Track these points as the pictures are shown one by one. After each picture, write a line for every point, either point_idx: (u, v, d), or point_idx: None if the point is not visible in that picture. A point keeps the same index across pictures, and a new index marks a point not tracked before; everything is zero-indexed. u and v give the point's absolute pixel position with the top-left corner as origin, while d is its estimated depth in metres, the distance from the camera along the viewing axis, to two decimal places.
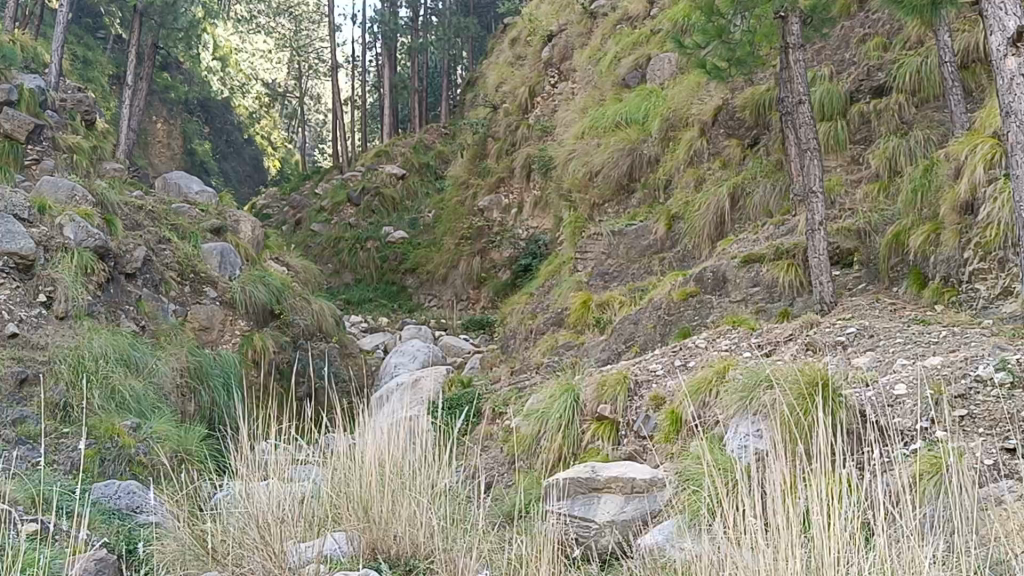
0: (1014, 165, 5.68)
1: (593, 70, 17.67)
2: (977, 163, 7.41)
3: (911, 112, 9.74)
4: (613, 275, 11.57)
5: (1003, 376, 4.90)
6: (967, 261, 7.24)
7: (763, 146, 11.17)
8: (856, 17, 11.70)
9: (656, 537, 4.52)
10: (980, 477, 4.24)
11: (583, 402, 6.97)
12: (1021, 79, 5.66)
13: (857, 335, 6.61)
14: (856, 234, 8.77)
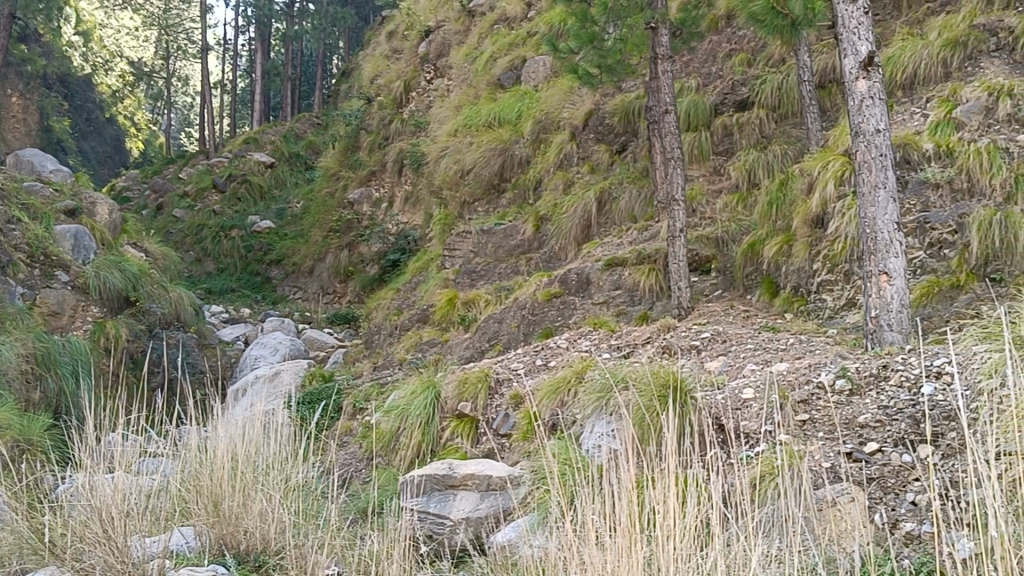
0: (860, 182, 5.96)
1: (469, 68, 17.72)
2: (828, 180, 7.76)
3: (771, 127, 10.13)
4: (480, 273, 11.61)
5: (843, 383, 5.15)
6: (816, 272, 7.57)
7: (630, 153, 11.44)
8: (723, 31, 12.10)
9: (508, 534, 4.59)
10: (817, 479, 4.44)
11: (444, 398, 6.99)
12: (870, 101, 5.95)
13: (710, 340, 6.85)
14: (714, 242, 9.05)
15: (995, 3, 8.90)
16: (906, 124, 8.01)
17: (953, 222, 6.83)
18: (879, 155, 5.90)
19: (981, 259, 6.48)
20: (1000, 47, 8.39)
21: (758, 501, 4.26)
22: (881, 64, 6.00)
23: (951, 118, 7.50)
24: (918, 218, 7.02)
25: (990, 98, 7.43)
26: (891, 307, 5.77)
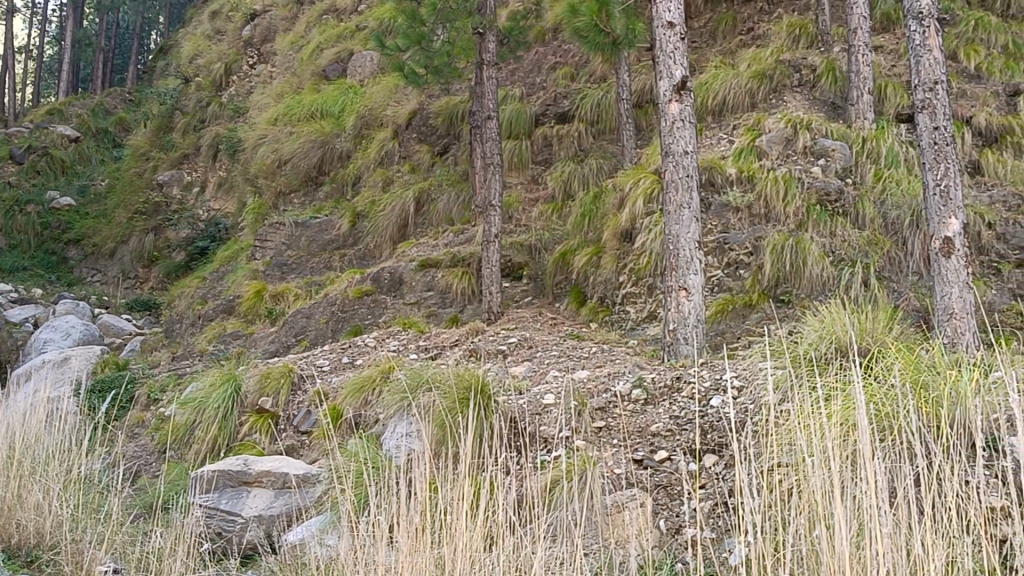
0: (667, 201, 6.19)
1: (294, 57, 17.35)
2: (638, 196, 8.01)
3: (589, 142, 10.40)
4: (291, 267, 11.35)
5: (639, 393, 5.33)
6: (621, 285, 7.81)
7: (451, 156, 11.49)
8: (548, 44, 12.35)
9: (299, 533, 4.51)
10: (608, 485, 4.57)
11: (243, 393, 6.80)
12: (680, 123, 6.18)
13: (517, 345, 6.96)
14: (527, 250, 9.23)
15: (801, 42, 9.77)
16: (713, 149, 8.35)
17: (750, 244, 7.19)
18: (685, 177, 6.15)
19: (771, 280, 6.89)
20: (801, 82, 9.02)
21: (551, 506, 4.35)
22: (692, 89, 6.26)
23: (753, 146, 7.86)
24: (719, 238, 7.34)
25: (789, 130, 7.87)
26: (688, 321, 6.03)
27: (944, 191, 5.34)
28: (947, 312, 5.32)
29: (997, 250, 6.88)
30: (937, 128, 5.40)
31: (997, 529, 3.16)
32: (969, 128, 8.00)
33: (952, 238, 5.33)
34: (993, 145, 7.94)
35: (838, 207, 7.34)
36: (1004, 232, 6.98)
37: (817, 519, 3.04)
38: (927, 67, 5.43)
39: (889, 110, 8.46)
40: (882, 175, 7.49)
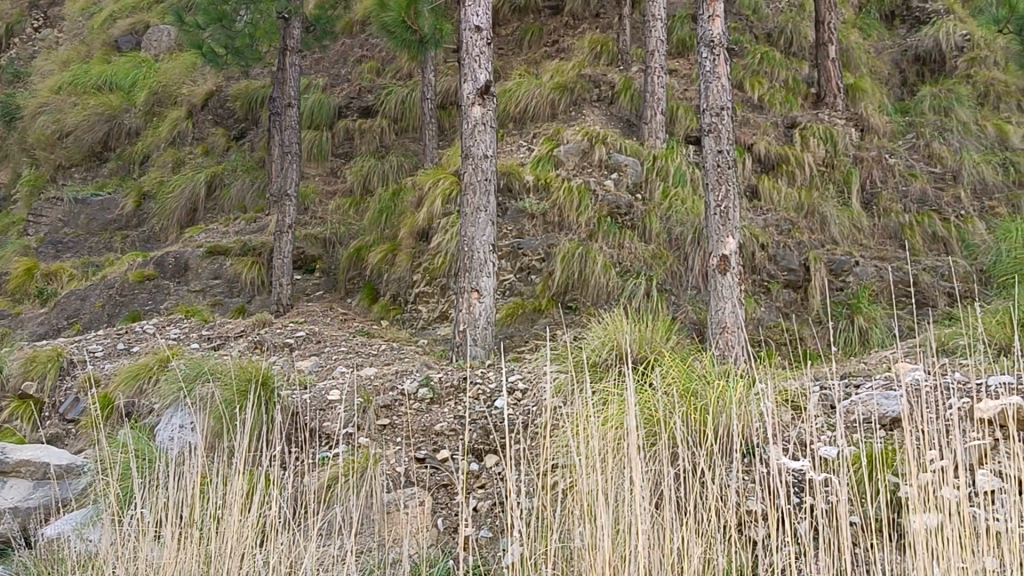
0: (464, 203, 6.23)
1: (83, 24, 16.37)
2: (437, 197, 8.02)
3: (391, 138, 10.34)
4: (68, 245, 10.68)
5: (425, 392, 5.32)
6: (415, 283, 7.79)
7: (248, 141, 11.18)
8: (355, 37, 12.26)
9: (58, 527, 4.22)
10: (388, 482, 4.51)
11: (6, 376, 6.32)
12: (482, 126, 6.22)
13: (305, 339, 6.82)
14: (321, 243, 9.13)
15: (602, 59, 10.09)
16: (512, 155, 8.47)
17: (542, 251, 7.35)
18: (483, 180, 6.21)
19: (560, 287, 7.08)
20: (600, 98, 9.31)
21: (328, 502, 4.28)
22: (495, 95, 6.32)
23: (551, 155, 8.03)
24: (512, 243, 7.45)
25: (586, 143, 8.10)
26: (478, 324, 6.11)
27: (723, 211, 5.65)
28: (720, 326, 5.64)
29: (767, 270, 7.33)
30: (721, 151, 5.69)
31: (750, 530, 3.36)
32: (751, 154, 8.49)
33: (728, 255, 5.64)
34: (770, 172, 8.46)
35: (627, 220, 7.62)
36: (775, 253, 7.44)
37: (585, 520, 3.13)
38: (715, 92, 5.70)
39: (679, 131, 8.86)
40: (670, 193, 7.84)
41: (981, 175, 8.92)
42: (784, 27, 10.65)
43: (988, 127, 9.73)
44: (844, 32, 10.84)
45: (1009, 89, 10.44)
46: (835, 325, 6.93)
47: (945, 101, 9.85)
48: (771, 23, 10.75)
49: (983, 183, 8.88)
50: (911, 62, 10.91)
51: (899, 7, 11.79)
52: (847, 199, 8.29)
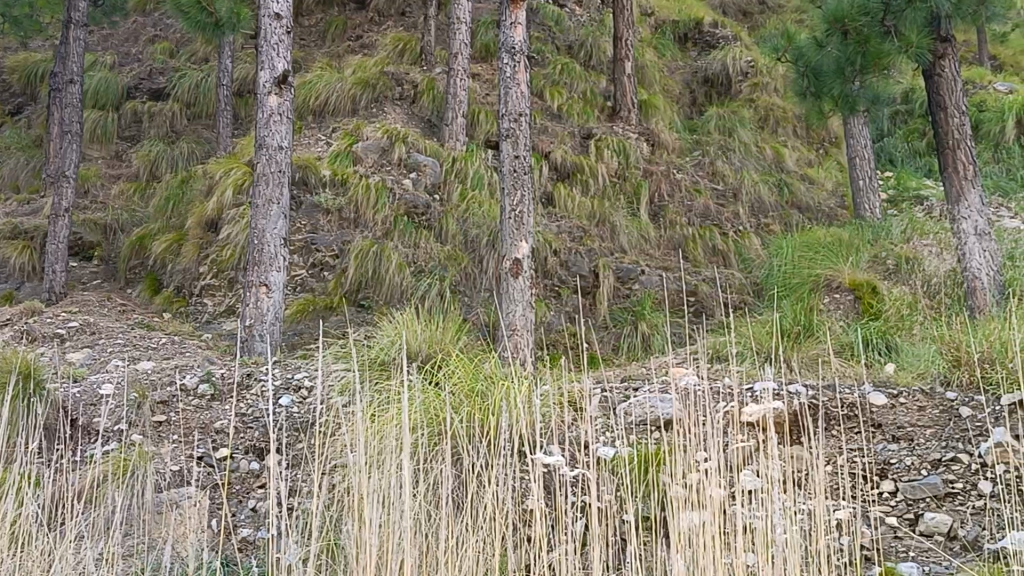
0: (256, 194, 6.03)
1: None
2: (228, 186, 7.75)
3: (183, 124, 9.91)
4: None
5: (206, 388, 5.12)
6: (201, 275, 7.49)
7: (24, 118, 10.46)
8: (149, 16, 11.72)
9: None
10: (162, 482, 4.29)
11: None
12: (278, 117, 6.04)
13: (78, 330, 6.41)
14: (102, 229, 8.65)
15: (405, 58, 10.04)
16: (310, 148, 8.29)
17: (336, 247, 7.23)
18: (277, 172, 6.04)
19: (353, 284, 6.98)
20: (403, 96, 9.28)
21: (94, 504, 4.03)
22: (293, 85, 6.15)
23: (350, 151, 7.94)
24: (306, 238, 7.29)
25: (386, 141, 8.06)
26: (265, 319, 5.93)
27: (517, 216, 5.73)
28: (510, 328, 5.71)
29: (559, 276, 7.49)
30: (518, 157, 5.78)
31: (528, 530, 3.41)
32: (548, 161, 8.66)
33: (520, 259, 5.73)
34: (565, 180, 8.67)
35: (424, 220, 7.62)
36: (566, 259, 7.62)
37: (356, 519, 3.06)
38: (514, 98, 5.78)
39: (479, 135, 8.94)
40: (467, 196, 7.87)
41: (759, 194, 9.43)
42: (585, 41, 10.95)
43: (767, 150, 10.31)
44: (640, 50, 11.25)
45: (787, 115, 11.11)
46: (620, 330, 7.14)
47: (729, 123, 10.38)
48: (572, 36, 11.03)
49: (761, 201, 9.40)
50: (700, 83, 11.43)
51: (692, 30, 12.29)
52: (636, 210, 8.58)
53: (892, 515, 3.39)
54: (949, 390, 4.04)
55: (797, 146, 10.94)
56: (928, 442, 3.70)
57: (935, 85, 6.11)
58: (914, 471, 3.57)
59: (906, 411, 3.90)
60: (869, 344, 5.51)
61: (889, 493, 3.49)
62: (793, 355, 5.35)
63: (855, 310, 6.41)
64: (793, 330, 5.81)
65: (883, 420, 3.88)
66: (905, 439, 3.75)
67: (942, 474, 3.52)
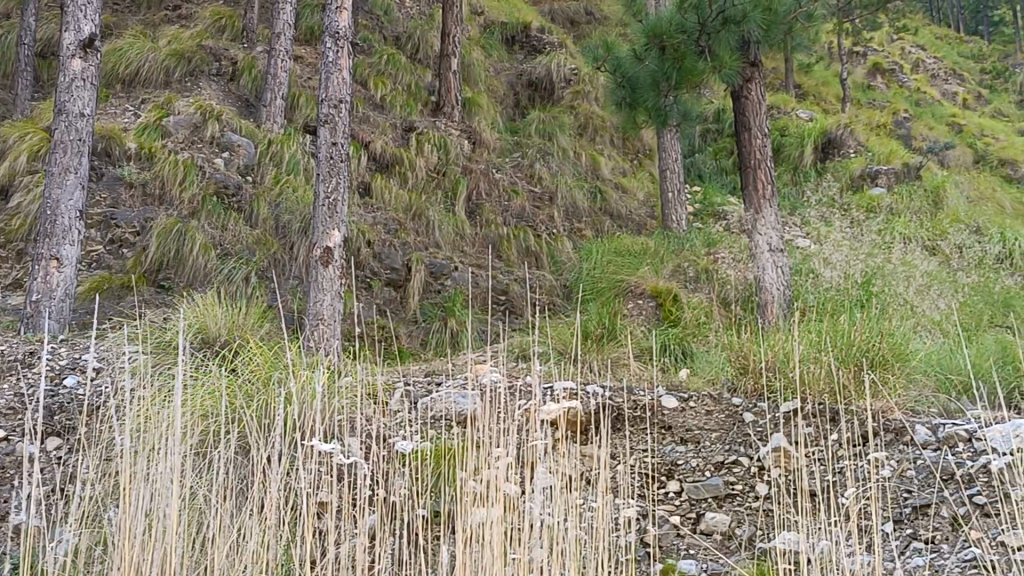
0: (52, 162, 5.67)
1: None
2: (22, 151, 7.25)
3: None
4: None
5: None
6: None
7: None
8: None
9: None
10: None
11: None
12: (80, 81, 5.70)
13: None
14: None
15: (225, 33, 9.71)
16: (115, 118, 7.85)
17: (138, 224, 6.89)
18: (77, 140, 5.70)
19: (154, 264, 6.66)
20: (219, 73, 8.98)
21: None
22: (99, 50, 5.82)
23: (159, 125, 7.61)
24: (105, 212, 6.90)
25: (198, 117, 7.78)
26: (54, 295, 5.56)
27: (331, 204, 5.62)
28: (316, 318, 5.59)
29: (370, 268, 7.40)
30: (335, 144, 5.67)
31: (318, 523, 3.33)
32: (367, 151, 8.56)
33: (331, 248, 5.62)
34: (383, 172, 8.59)
35: (233, 202, 7.36)
36: (379, 251, 7.55)
37: (121, 502, 2.89)
38: (335, 84, 5.67)
39: (298, 119, 8.73)
40: (281, 179, 7.68)
41: (573, 200, 9.62)
42: (412, 33, 10.90)
43: (584, 156, 10.54)
44: (467, 48, 11.30)
45: (604, 125, 11.41)
46: (429, 325, 7.13)
47: (549, 127, 10.54)
48: (399, 27, 10.95)
49: (575, 206, 9.59)
50: (524, 86, 11.58)
51: (519, 34, 12.44)
52: (453, 206, 8.58)
53: (676, 514, 3.52)
54: (734, 396, 4.24)
55: (612, 155, 11.24)
56: (713, 446, 3.86)
57: (741, 106, 6.41)
58: (699, 472, 3.72)
59: (694, 415, 4.07)
60: (666, 350, 5.72)
61: (674, 493, 3.63)
62: (594, 357, 5.48)
63: (656, 317, 6.62)
64: (596, 333, 5.95)
65: (672, 423, 4.03)
66: (692, 441, 3.92)
67: (723, 476, 3.68)
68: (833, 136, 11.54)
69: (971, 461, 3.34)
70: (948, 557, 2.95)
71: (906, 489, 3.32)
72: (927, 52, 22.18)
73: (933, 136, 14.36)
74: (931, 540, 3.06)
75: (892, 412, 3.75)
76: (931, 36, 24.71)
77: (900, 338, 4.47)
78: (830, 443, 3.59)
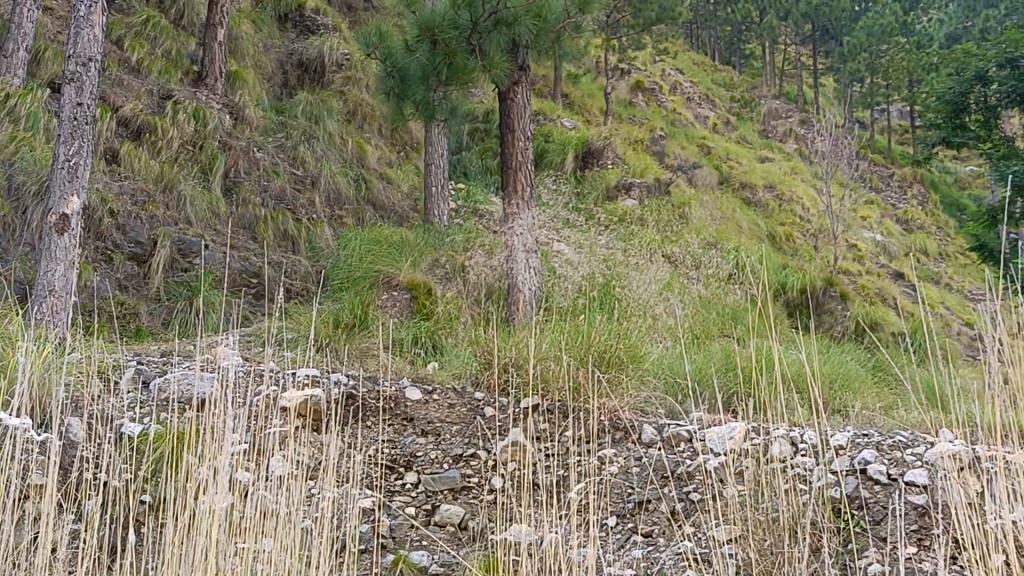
0: None
1: None
2: None
3: None
4: None
5: None
6: None
7: None
8: None
9: None
10: None
11: None
12: None
13: None
14: None
15: None
16: None
17: None
18: None
19: None
20: None
21: None
22: None
23: None
24: None
25: None
26: None
27: (71, 168, 5.24)
28: (46, 289, 5.21)
29: (112, 239, 6.98)
30: (80, 104, 5.26)
31: (29, 508, 3.10)
32: (117, 116, 8.07)
33: (69, 216, 5.25)
34: (134, 139, 8.12)
35: None
36: (124, 223, 7.13)
37: None
38: (86, 41, 5.26)
39: (42, 74, 8.10)
40: (18, 137, 7.11)
41: (336, 186, 9.47)
42: None
43: (350, 143, 10.41)
44: (236, 20, 10.87)
45: (373, 114, 11.32)
46: (173, 305, 6.84)
47: (317, 110, 10.32)
48: None
49: (337, 193, 9.45)
50: (294, 66, 11.28)
51: (293, 12, 12.11)
52: (208, 182, 8.23)
53: (410, 505, 3.52)
54: (477, 390, 4.32)
55: (379, 145, 11.18)
56: (452, 438, 3.91)
57: (506, 108, 6.51)
58: (437, 464, 3.75)
59: (436, 408, 4.12)
60: (417, 342, 5.75)
61: (411, 485, 3.64)
62: (342, 346, 5.42)
63: (409, 309, 6.62)
64: (347, 321, 5.88)
65: (414, 415, 4.06)
66: (433, 433, 3.95)
67: (461, 469, 3.72)
68: (592, 146, 12.00)
69: (688, 461, 3.55)
70: (663, 550, 3.11)
71: (629, 485, 3.48)
72: (684, 75, 23.46)
73: (684, 155, 15.20)
74: (650, 533, 3.23)
75: (621, 412, 3.94)
76: (690, 61, 26.17)
77: (634, 340, 4.70)
78: (564, 440, 3.71)
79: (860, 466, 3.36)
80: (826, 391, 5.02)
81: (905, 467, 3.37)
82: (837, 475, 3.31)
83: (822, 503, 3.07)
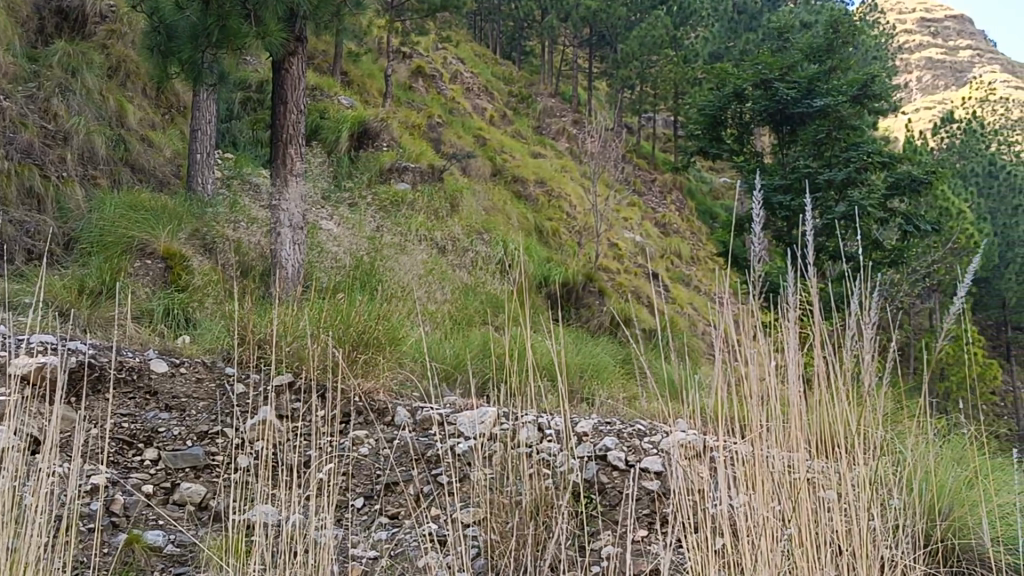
0: None
1: None
2: None
3: None
4: None
5: None
6: None
7: None
8: None
9: None
10: None
11: None
12: None
13: None
14: None
15: None
16: None
17: None
18: None
19: None
20: None
21: None
22: None
23: None
24: None
25: None
26: None
27: None
28: None
29: None
30: None
31: None
32: None
33: None
34: None
35: None
36: None
37: None
38: None
39: None
40: None
41: (91, 144, 8.87)
42: None
43: (110, 101, 9.79)
44: None
45: (136, 71, 10.70)
46: None
47: (74, 62, 9.63)
48: None
49: (92, 151, 8.86)
50: (52, 13, 10.38)
51: None
52: None
53: (148, 483, 3.35)
54: (228, 365, 4.20)
55: (141, 106, 10.58)
56: (197, 414, 3.77)
57: (280, 78, 6.30)
58: (179, 441, 3.59)
59: (182, 382, 3.97)
60: (168, 314, 5.50)
61: (150, 461, 3.46)
62: (85, 313, 5.09)
63: (162, 279, 6.34)
64: (92, 289, 5.55)
65: (158, 389, 3.89)
66: (177, 409, 3.80)
67: (205, 446, 3.59)
68: (367, 127, 11.89)
69: (439, 444, 3.59)
70: (407, 532, 3.12)
71: (379, 467, 3.48)
72: (465, 65, 23.63)
73: (460, 144, 15.32)
74: (396, 515, 3.22)
75: (376, 394, 3.93)
76: (471, 52, 26.40)
77: (394, 323, 4.69)
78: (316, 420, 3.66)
79: (600, 453, 3.52)
80: (576, 380, 5.23)
81: (641, 454, 3.56)
82: (580, 461, 3.45)
83: (564, 487, 3.18)
